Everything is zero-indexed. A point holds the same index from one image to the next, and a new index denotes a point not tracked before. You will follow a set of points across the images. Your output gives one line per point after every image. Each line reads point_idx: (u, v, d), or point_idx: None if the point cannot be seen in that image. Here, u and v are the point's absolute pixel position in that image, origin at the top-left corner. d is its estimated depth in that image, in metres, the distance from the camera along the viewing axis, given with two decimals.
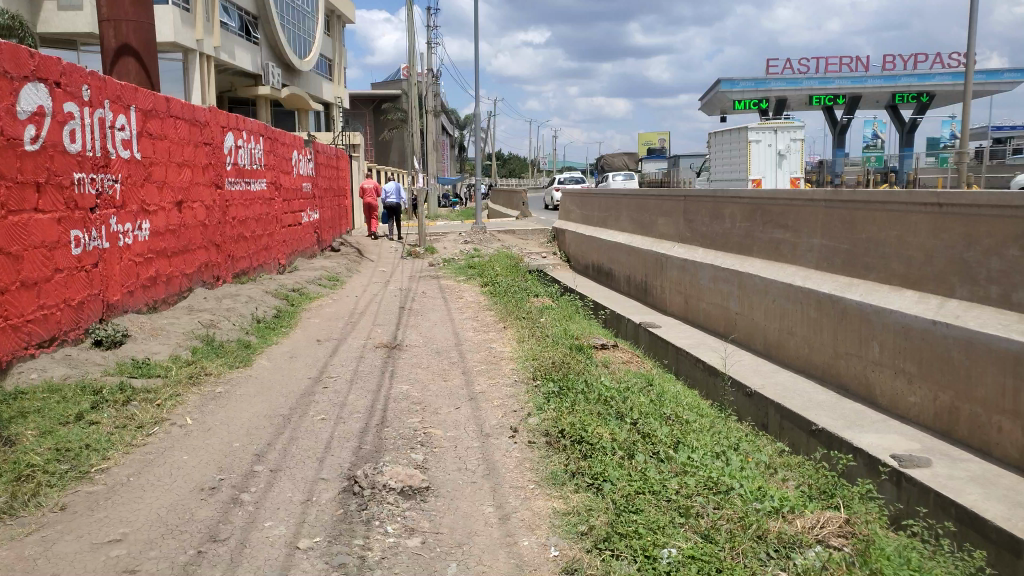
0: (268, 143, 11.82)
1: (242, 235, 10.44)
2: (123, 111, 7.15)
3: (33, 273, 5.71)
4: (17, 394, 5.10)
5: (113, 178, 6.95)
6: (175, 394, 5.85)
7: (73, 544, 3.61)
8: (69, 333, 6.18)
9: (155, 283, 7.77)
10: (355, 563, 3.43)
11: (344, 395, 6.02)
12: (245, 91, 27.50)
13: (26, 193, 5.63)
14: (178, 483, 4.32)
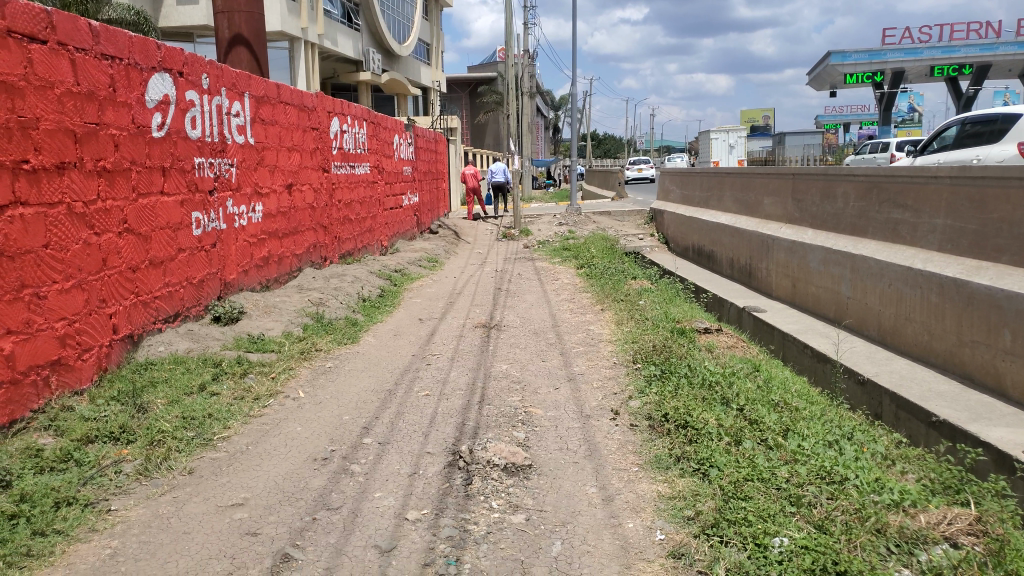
0: (372, 128, 12.12)
1: (347, 218, 10.78)
2: (238, 98, 7.47)
3: (160, 252, 6.07)
4: (149, 365, 5.58)
5: (230, 162, 7.29)
6: (288, 368, 6.12)
7: (201, 506, 3.86)
8: (192, 309, 6.57)
9: (267, 263, 8.14)
10: (461, 535, 3.51)
11: (446, 372, 6.15)
12: (347, 77, 28.27)
13: (153, 177, 5.98)
14: (293, 453, 4.53)
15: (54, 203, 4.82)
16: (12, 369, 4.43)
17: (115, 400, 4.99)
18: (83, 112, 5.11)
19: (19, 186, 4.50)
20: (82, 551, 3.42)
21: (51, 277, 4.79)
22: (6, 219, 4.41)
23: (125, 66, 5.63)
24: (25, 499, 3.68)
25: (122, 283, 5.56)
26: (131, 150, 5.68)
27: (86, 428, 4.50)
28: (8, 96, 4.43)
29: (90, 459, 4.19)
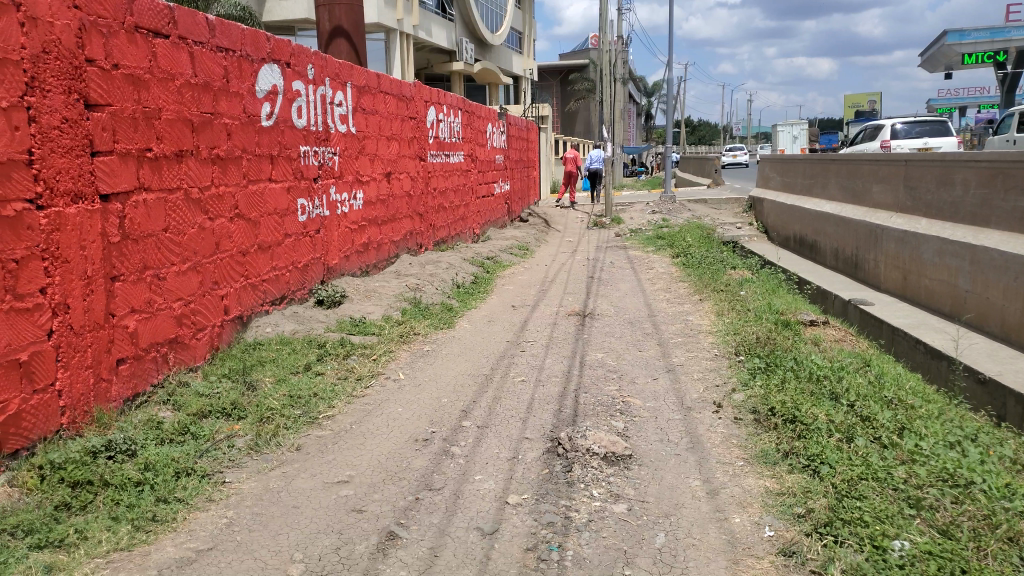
0: (466, 116, 12.22)
1: (441, 205, 10.94)
2: (341, 88, 7.65)
3: (268, 237, 6.30)
4: (257, 344, 5.82)
5: (333, 151, 7.48)
6: (389, 351, 6.26)
7: (309, 482, 3.98)
8: (297, 293, 6.81)
9: (367, 250, 8.34)
10: (562, 522, 3.50)
11: (542, 359, 6.14)
12: (441, 67, 28.63)
13: (262, 165, 6.20)
14: (394, 434, 4.62)
15: (173, 189, 5.06)
16: (135, 346, 4.69)
17: (226, 376, 5.23)
18: (199, 102, 5.34)
19: (142, 173, 4.74)
20: (201, 519, 3.59)
21: (170, 260, 5.04)
22: (131, 203, 4.65)
23: (238, 58, 5.84)
24: (148, 468, 3.90)
25: (233, 266, 5.80)
26: (243, 139, 5.90)
27: (202, 404, 4.73)
28: (135, 87, 4.66)
29: (205, 433, 4.40)
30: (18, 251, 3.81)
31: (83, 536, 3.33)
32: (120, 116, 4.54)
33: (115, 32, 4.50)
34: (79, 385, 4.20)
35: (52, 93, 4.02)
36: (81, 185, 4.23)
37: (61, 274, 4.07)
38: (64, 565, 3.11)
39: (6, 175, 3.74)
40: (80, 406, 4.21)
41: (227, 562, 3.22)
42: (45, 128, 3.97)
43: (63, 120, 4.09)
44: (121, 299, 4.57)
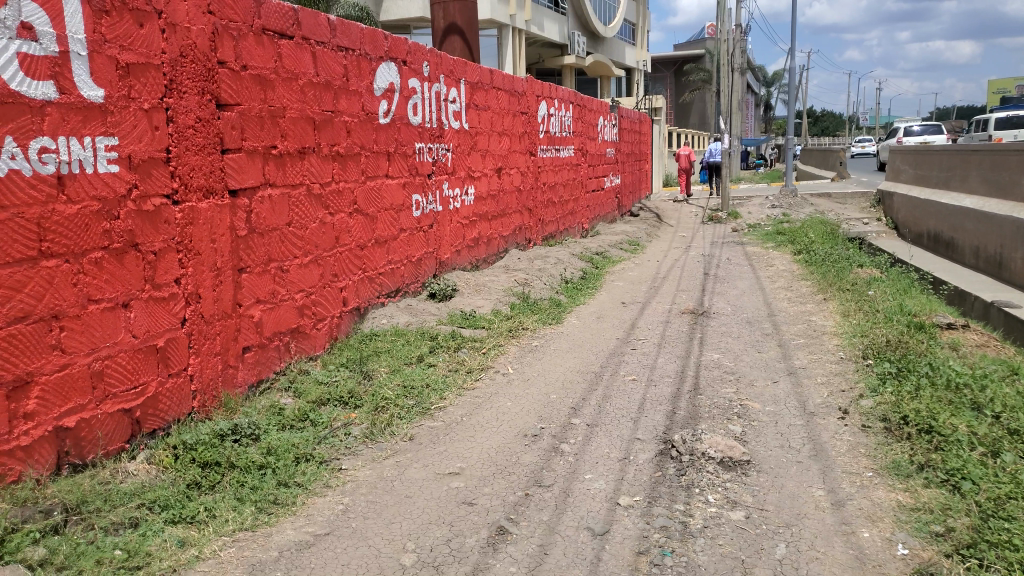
0: (578, 110, 12.13)
1: (551, 200, 10.92)
2: (455, 85, 7.75)
3: (384, 232, 6.46)
4: (373, 335, 5.99)
5: (446, 147, 7.59)
6: (498, 345, 6.29)
7: (421, 472, 4.05)
8: (411, 286, 6.97)
9: (477, 244, 8.44)
10: (676, 527, 3.39)
11: (653, 359, 5.99)
12: (552, 61, 28.57)
13: (380, 161, 6.36)
14: (504, 427, 4.64)
15: (296, 184, 5.27)
16: (260, 335, 4.92)
17: (344, 366, 5.42)
18: (321, 101, 5.52)
19: (267, 169, 4.95)
20: (318, 504, 3.72)
21: (293, 253, 5.25)
22: (258, 198, 4.87)
23: (357, 57, 6.01)
24: (271, 453, 4.07)
25: (351, 259, 5.98)
26: (362, 136, 6.07)
27: (321, 391, 4.91)
28: (261, 88, 4.88)
29: (323, 420, 4.56)
30: (156, 244, 4.06)
31: (212, 514, 3.51)
32: (248, 115, 4.76)
33: (244, 35, 4.72)
34: (209, 370, 4.44)
35: (188, 94, 4.26)
36: (212, 181, 4.46)
37: (194, 266, 4.31)
38: (195, 540, 3.29)
39: (146, 172, 3.99)
40: (210, 390, 4.45)
41: (343, 548, 3.31)
42: (181, 127, 4.21)
43: (197, 119, 4.33)
44: (247, 290, 4.79)
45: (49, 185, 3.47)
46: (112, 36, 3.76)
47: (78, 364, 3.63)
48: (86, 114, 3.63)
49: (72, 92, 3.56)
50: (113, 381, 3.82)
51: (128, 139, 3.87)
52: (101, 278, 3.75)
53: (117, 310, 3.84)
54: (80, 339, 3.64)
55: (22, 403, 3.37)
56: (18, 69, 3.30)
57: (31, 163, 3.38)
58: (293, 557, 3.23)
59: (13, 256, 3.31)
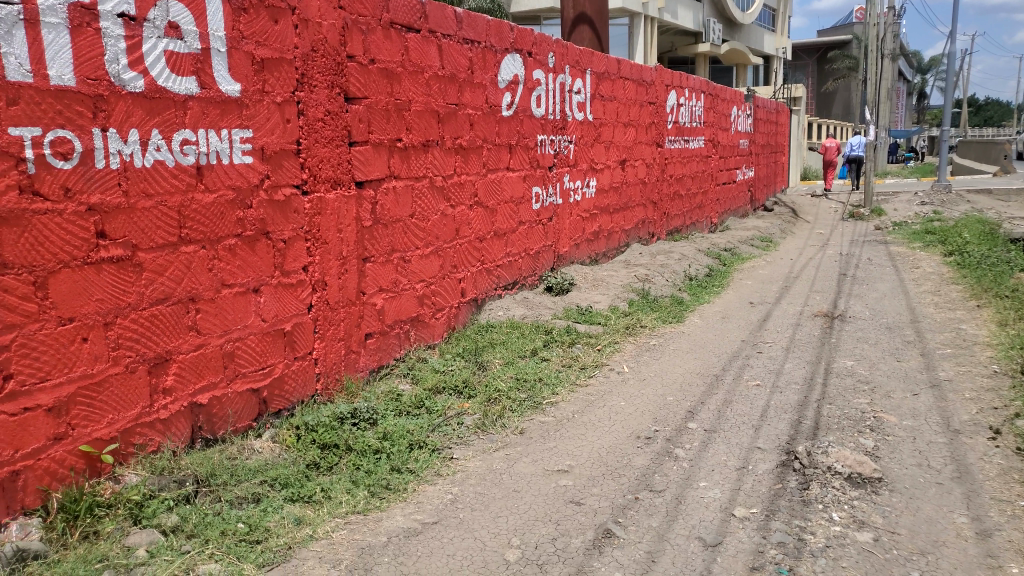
0: (709, 100, 11.69)
1: (677, 193, 10.61)
2: (580, 76, 7.65)
3: (504, 224, 6.47)
4: (489, 326, 6.04)
5: (569, 139, 7.51)
6: (614, 342, 6.16)
7: (530, 467, 4.02)
8: (528, 279, 6.97)
9: (597, 238, 8.34)
10: (794, 544, 3.18)
11: (780, 363, 5.67)
12: (685, 49, 27.74)
13: (501, 153, 6.37)
14: (617, 427, 4.53)
15: (419, 176, 5.36)
16: (381, 322, 5.05)
17: (460, 356, 5.49)
18: (446, 94, 5.59)
19: (393, 162, 5.06)
20: (428, 492, 3.76)
21: (415, 244, 5.35)
22: (382, 189, 4.99)
23: (483, 49, 6.04)
24: (386, 438, 4.16)
25: (470, 251, 6.04)
26: (484, 129, 6.10)
27: (437, 379, 4.99)
28: (388, 81, 4.98)
29: (437, 408, 4.63)
30: (286, 232, 4.24)
31: (327, 495, 3.62)
32: (375, 108, 4.88)
33: (373, 29, 4.84)
34: (332, 355, 4.61)
35: (318, 88, 4.41)
36: (340, 172, 4.61)
37: (321, 254, 4.47)
38: (311, 520, 3.40)
39: (278, 163, 4.17)
40: (333, 374, 4.62)
41: (449, 539, 3.33)
42: (311, 120, 4.37)
43: (326, 113, 4.48)
44: (371, 278, 4.93)
45: (190, 175, 3.67)
46: (250, 32, 3.95)
47: (212, 344, 3.84)
48: (224, 107, 3.83)
49: (212, 87, 3.76)
50: (243, 361, 4.03)
51: (262, 131, 4.05)
52: (235, 264, 3.95)
53: (248, 294, 4.04)
54: (215, 321, 3.86)
55: (162, 379, 3.60)
56: (164, 65, 3.51)
57: (174, 154, 3.59)
58: (401, 543, 3.28)
59: (157, 242, 3.52)
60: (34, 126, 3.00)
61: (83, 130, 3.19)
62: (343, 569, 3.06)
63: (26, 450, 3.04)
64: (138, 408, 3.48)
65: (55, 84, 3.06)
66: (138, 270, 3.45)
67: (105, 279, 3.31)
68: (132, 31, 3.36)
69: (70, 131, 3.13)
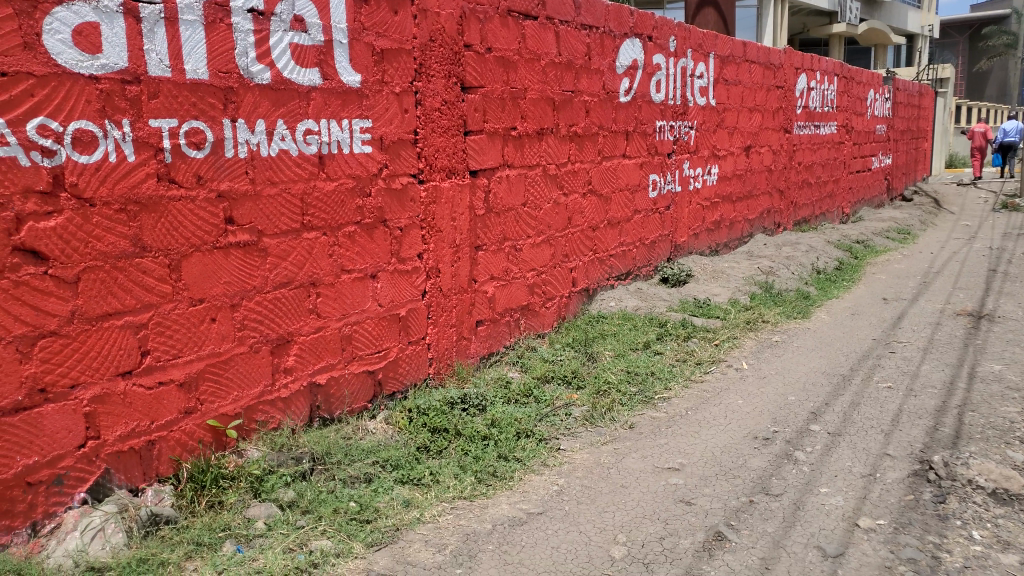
0: (843, 83, 11.01)
1: (806, 182, 10.07)
2: (703, 60, 7.37)
3: (618, 212, 6.35)
4: (601, 317, 5.95)
5: (690, 125, 7.26)
6: (733, 337, 5.92)
7: (639, 463, 3.92)
8: (643, 269, 6.82)
9: (718, 228, 8.05)
10: (927, 562, 2.93)
11: (916, 365, 5.27)
12: (818, 31, 26.26)
13: (618, 141, 6.24)
14: (732, 426, 4.34)
15: (533, 165, 5.33)
16: (492, 310, 5.07)
17: (570, 346, 5.43)
18: (562, 81, 5.52)
19: (507, 150, 5.06)
20: (535, 482, 3.74)
21: (527, 232, 5.34)
22: (496, 178, 5.00)
23: (601, 35, 5.92)
24: (495, 425, 4.17)
25: (583, 240, 5.97)
26: (601, 115, 5.99)
27: (546, 369, 4.96)
28: (504, 69, 4.97)
29: (546, 398, 4.60)
30: (402, 220, 4.32)
31: (435, 479, 3.67)
32: (491, 97, 4.88)
33: (491, 18, 4.84)
34: (444, 341, 4.67)
35: (435, 78, 4.46)
36: (454, 161, 4.65)
37: (435, 242, 4.53)
38: (419, 502, 3.46)
39: (395, 153, 4.24)
40: (444, 359, 4.69)
41: (553, 531, 3.29)
42: (428, 110, 4.42)
43: (442, 102, 4.52)
44: (483, 266, 4.96)
45: (312, 164, 3.80)
46: (370, 24, 4.03)
47: (331, 327, 3.98)
48: (345, 98, 3.93)
49: (334, 78, 3.86)
50: (359, 344, 4.15)
51: (380, 121, 4.14)
52: (353, 250, 4.07)
53: (366, 280, 4.15)
54: (334, 305, 3.99)
55: (284, 359, 3.76)
56: (290, 58, 3.64)
57: (298, 143, 3.72)
58: (505, 532, 3.27)
59: (281, 228, 3.67)
60: (172, 117, 3.18)
61: (215, 121, 3.35)
62: (448, 554, 3.09)
63: (160, 421, 3.25)
64: (260, 386, 3.65)
65: (190, 78, 3.22)
66: (263, 254, 3.61)
67: (233, 262, 3.48)
68: (260, 25, 3.49)
69: (203, 122, 3.30)
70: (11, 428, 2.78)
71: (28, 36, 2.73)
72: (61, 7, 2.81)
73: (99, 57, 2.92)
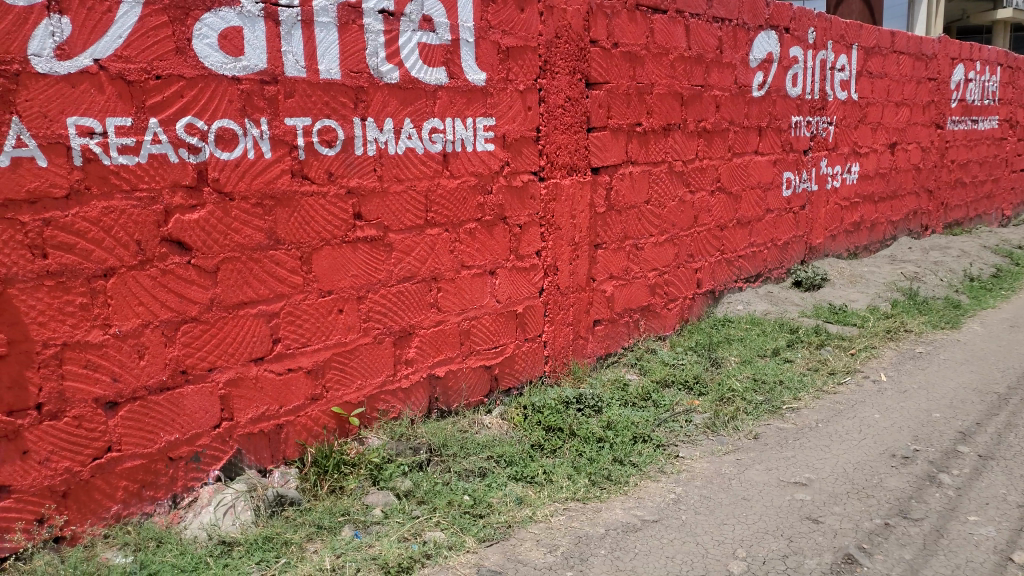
0: (1007, 74, 10.07)
1: (960, 181, 9.29)
2: (845, 51, 6.94)
3: (749, 212, 6.09)
4: (727, 321, 5.74)
5: (829, 120, 6.86)
6: (871, 346, 5.54)
7: (763, 476, 3.72)
8: (774, 272, 6.52)
9: (857, 230, 7.57)
10: None
11: None
12: (979, 18, 24.14)
13: (749, 137, 5.98)
14: (867, 442, 4.05)
15: (658, 162, 5.20)
16: (611, 310, 4.99)
17: (693, 349, 5.26)
18: (691, 76, 5.35)
19: (631, 147, 4.96)
20: (650, 488, 3.64)
21: (650, 231, 5.22)
22: (619, 175, 4.91)
23: (734, 27, 5.69)
24: (611, 427, 4.10)
25: (710, 240, 5.77)
26: (732, 111, 5.76)
27: (666, 372, 4.83)
28: (631, 64, 4.87)
29: (665, 402, 4.48)
30: (522, 217, 4.32)
31: (549, 478, 3.64)
32: (616, 93, 4.79)
33: (618, 13, 4.75)
34: (561, 339, 4.64)
35: (560, 75, 4.42)
36: (577, 158, 4.60)
37: (554, 239, 4.50)
38: (532, 501, 3.44)
39: (518, 150, 4.25)
40: (561, 357, 4.66)
41: (668, 540, 3.18)
42: (552, 107, 4.40)
43: (566, 99, 4.48)
44: (603, 265, 4.88)
45: (437, 162, 3.86)
46: (497, 22, 4.05)
47: (450, 322, 4.04)
48: (470, 96, 3.97)
49: (460, 76, 3.91)
50: (478, 339, 4.19)
51: (504, 119, 4.15)
52: (474, 247, 4.11)
53: (485, 276, 4.18)
54: (453, 300, 4.04)
55: (404, 351, 3.85)
56: (418, 57, 3.72)
57: (424, 141, 3.79)
58: (618, 538, 3.19)
59: (406, 224, 3.76)
60: (306, 116, 3.32)
61: (345, 119, 3.46)
62: (559, 555, 3.05)
63: (289, 406, 3.40)
64: (382, 376, 3.76)
65: (323, 78, 3.35)
66: (388, 249, 3.70)
67: (360, 256, 3.59)
68: (390, 26, 3.58)
69: (335, 120, 3.42)
70: (155, 406, 2.99)
71: (179, 41, 2.92)
72: (209, 13, 2.98)
73: (242, 59, 3.09)
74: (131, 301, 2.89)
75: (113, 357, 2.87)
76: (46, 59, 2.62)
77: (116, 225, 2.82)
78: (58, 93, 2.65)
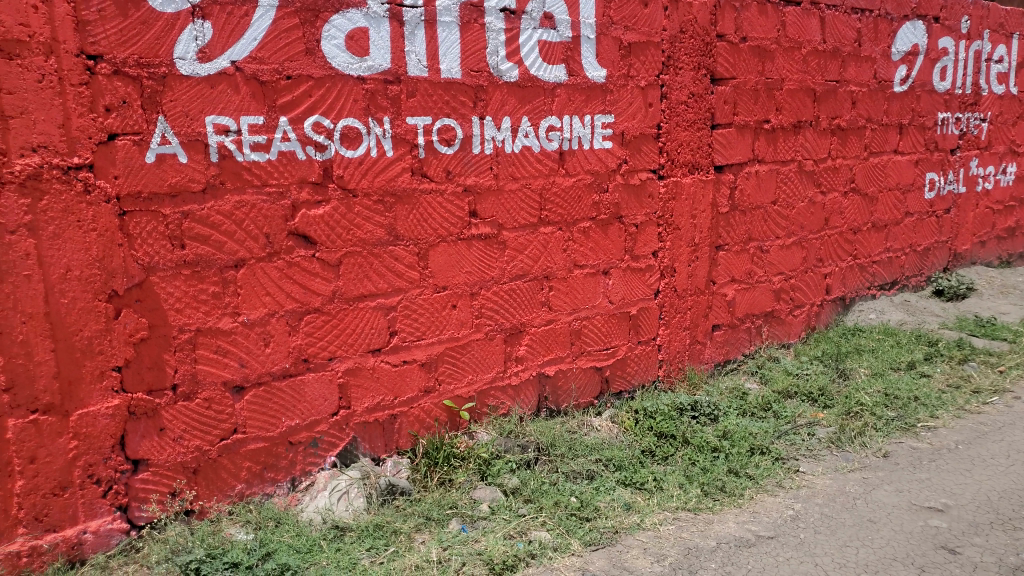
0: None
1: None
2: (1003, 41, 6.36)
3: (886, 215, 5.70)
4: (858, 331, 5.40)
5: (982, 117, 6.31)
6: None
7: (892, 498, 3.47)
8: (913, 279, 6.08)
9: (1011, 236, 6.94)
10: None
11: None
12: None
13: (889, 135, 5.59)
14: (1015, 469, 3.69)
15: (786, 161, 4.95)
16: (731, 314, 4.80)
17: (818, 359, 4.99)
18: (826, 70, 5.06)
19: (758, 144, 4.75)
20: (767, 503, 3.46)
21: (776, 233, 4.98)
22: (743, 174, 4.71)
23: (876, 18, 5.33)
24: (726, 437, 3.94)
25: (841, 244, 5.44)
26: (870, 107, 5.41)
27: (789, 383, 4.60)
28: (759, 59, 4.66)
29: (786, 414, 4.26)
30: (639, 216, 4.23)
31: (659, 486, 3.54)
32: (743, 89, 4.60)
33: (748, 6, 4.55)
34: (677, 343, 4.51)
35: (684, 70, 4.29)
36: (699, 156, 4.45)
37: (672, 240, 4.38)
38: (640, 508, 3.35)
39: (636, 148, 4.16)
40: (676, 362, 4.53)
41: (785, 558, 3.02)
42: (674, 103, 4.27)
43: (690, 96, 4.34)
44: (724, 267, 4.70)
45: (553, 160, 3.85)
46: (619, 18, 3.98)
47: (562, 321, 4.01)
48: (589, 94, 3.93)
49: (580, 74, 3.87)
50: (590, 339, 4.14)
51: (623, 116, 4.08)
52: (588, 246, 4.06)
53: (599, 276, 4.12)
54: (565, 299, 4.01)
55: (516, 348, 3.85)
56: (538, 55, 3.71)
57: (541, 139, 3.78)
58: (730, 552, 3.06)
59: (520, 222, 3.76)
60: (426, 115, 3.38)
61: (464, 118, 3.50)
62: (667, 565, 2.96)
63: (403, 398, 3.49)
64: (493, 372, 3.78)
65: (444, 77, 3.40)
66: (502, 247, 3.72)
67: (474, 253, 3.63)
68: (511, 24, 3.59)
69: (454, 120, 3.47)
70: (279, 392, 3.14)
71: (308, 42, 3.04)
72: (338, 15, 3.09)
73: (367, 59, 3.19)
74: (259, 291, 3.05)
75: (241, 344, 3.03)
76: (190, 62, 2.80)
77: (247, 219, 2.98)
78: (199, 94, 2.83)
